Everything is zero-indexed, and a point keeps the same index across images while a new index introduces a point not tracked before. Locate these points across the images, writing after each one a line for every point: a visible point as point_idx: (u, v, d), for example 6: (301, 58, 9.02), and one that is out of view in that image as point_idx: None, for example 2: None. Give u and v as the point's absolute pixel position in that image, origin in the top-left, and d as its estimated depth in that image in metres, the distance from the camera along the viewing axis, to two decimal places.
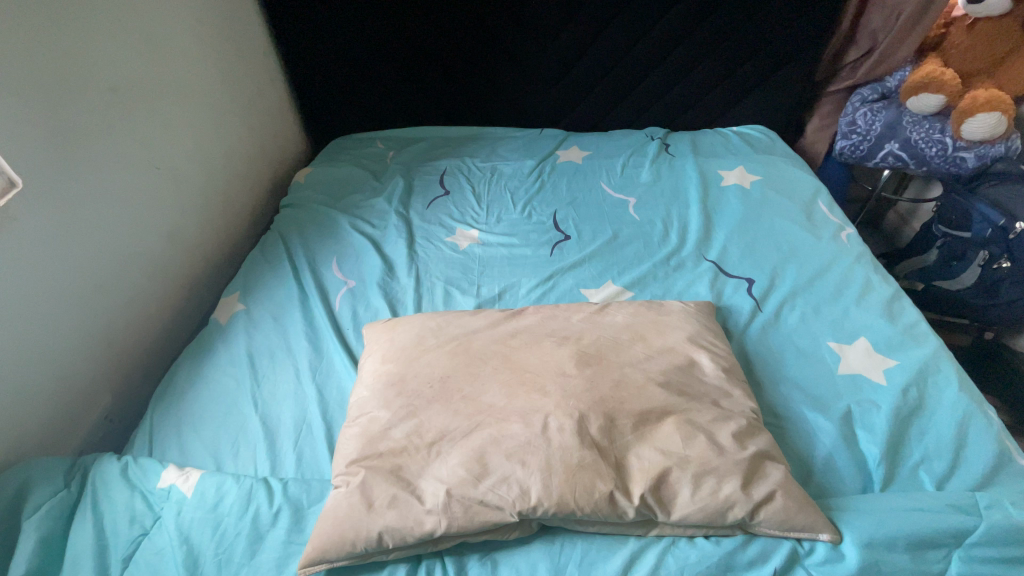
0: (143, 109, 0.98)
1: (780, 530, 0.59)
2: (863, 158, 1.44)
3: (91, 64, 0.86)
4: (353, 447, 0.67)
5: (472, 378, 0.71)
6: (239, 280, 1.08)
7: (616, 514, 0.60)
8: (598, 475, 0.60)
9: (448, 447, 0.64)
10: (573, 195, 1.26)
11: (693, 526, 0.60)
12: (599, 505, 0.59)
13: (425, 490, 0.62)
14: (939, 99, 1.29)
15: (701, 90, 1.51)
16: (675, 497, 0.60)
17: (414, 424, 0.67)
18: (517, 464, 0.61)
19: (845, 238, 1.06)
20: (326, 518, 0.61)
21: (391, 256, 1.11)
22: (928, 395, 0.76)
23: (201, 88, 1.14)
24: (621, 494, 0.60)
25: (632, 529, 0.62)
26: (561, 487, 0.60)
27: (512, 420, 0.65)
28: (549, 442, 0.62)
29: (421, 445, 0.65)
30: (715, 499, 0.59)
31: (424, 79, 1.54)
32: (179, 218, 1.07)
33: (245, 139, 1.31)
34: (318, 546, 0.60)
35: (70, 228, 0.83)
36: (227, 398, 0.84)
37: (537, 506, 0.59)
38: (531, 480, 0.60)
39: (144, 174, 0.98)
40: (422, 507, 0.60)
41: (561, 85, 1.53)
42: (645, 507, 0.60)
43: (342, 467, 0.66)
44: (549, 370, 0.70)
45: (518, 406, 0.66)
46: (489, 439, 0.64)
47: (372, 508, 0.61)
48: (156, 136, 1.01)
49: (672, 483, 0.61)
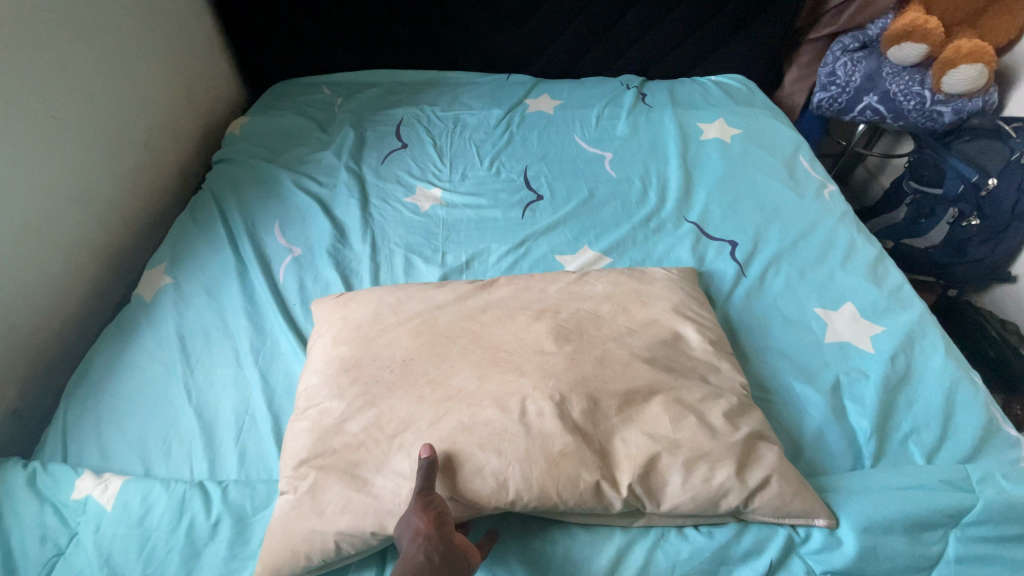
0: (31, 45, 0.80)
1: (778, 516, 0.56)
2: (839, 112, 1.41)
3: None
4: (304, 444, 0.59)
5: (440, 359, 0.62)
6: (167, 247, 0.94)
7: (600, 506, 0.54)
8: (583, 463, 0.54)
9: (411, 439, 0.56)
10: (544, 149, 1.16)
11: (679, 513, 0.56)
12: (584, 497, 0.54)
13: (381, 486, 0.54)
14: (921, 50, 1.25)
15: (679, 34, 1.39)
16: (665, 486, 0.55)
17: (372, 416, 0.59)
18: (492, 454, 0.55)
19: (827, 195, 1.02)
20: (276, 534, 0.54)
21: (343, 219, 0.99)
22: (914, 364, 0.73)
23: (106, 20, 0.95)
24: (608, 484, 0.54)
25: (618, 521, 0.57)
26: (542, 480, 0.54)
27: (486, 408, 0.57)
28: (529, 428, 0.56)
29: (379, 440, 0.57)
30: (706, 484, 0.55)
31: (374, 15, 1.36)
32: (89, 177, 0.92)
33: (167, 81, 1.13)
34: (268, 565, 0.53)
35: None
36: (155, 388, 0.73)
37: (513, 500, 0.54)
38: (508, 468, 0.54)
39: (39, 124, 0.82)
40: (385, 508, 0.53)
41: (529, 26, 1.39)
42: (634, 499, 0.55)
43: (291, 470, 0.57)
44: (526, 349, 0.63)
45: (492, 389, 0.59)
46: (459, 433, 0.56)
47: (328, 515, 0.54)
48: (50, 78, 0.84)
49: (661, 471, 0.56)
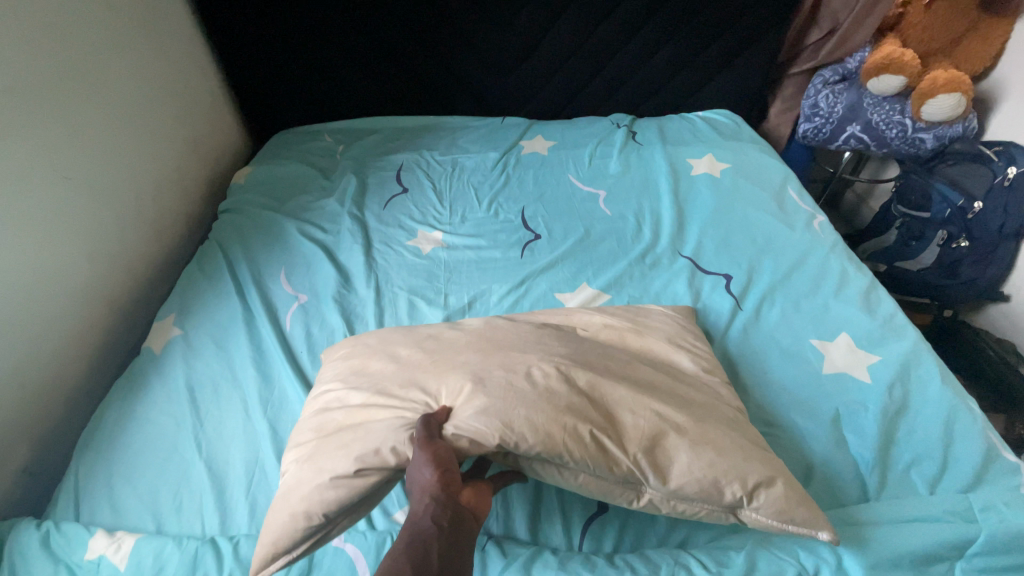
0: (47, 113, 0.85)
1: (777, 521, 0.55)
2: (824, 141, 1.46)
3: None
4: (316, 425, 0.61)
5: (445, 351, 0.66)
6: (176, 299, 0.97)
7: (606, 465, 0.54)
8: (588, 421, 0.55)
9: (415, 393, 0.60)
10: (540, 189, 1.19)
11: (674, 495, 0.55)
12: (589, 451, 0.54)
13: (383, 429, 0.56)
14: (900, 81, 1.30)
15: (665, 75, 1.45)
16: (671, 464, 0.55)
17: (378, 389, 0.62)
18: (494, 397, 0.56)
19: (817, 226, 1.04)
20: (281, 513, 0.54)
21: (347, 265, 1.02)
22: (910, 393, 0.75)
23: (117, 83, 1.00)
24: (613, 445, 0.55)
25: (620, 489, 0.56)
26: (547, 426, 0.54)
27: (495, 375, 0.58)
28: (534, 385, 0.58)
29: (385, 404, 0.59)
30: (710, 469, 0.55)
31: (373, 66, 1.42)
32: (100, 233, 0.95)
33: (175, 136, 1.17)
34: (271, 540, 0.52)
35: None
36: (165, 442, 0.74)
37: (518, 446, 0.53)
38: (513, 412, 0.54)
39: (53, 186, 0.85)
40: (387, 445, 0.54)
41: (521, 72, 1.45)
42: (637, 467, 0.55)
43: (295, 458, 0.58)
44: (526, 340, 0.66)
45: (495, 360, 0.62)
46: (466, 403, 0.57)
47: (326, 465, 0.55)
48: (65, 141, 0.88)
49: (666, 452, 0.56)
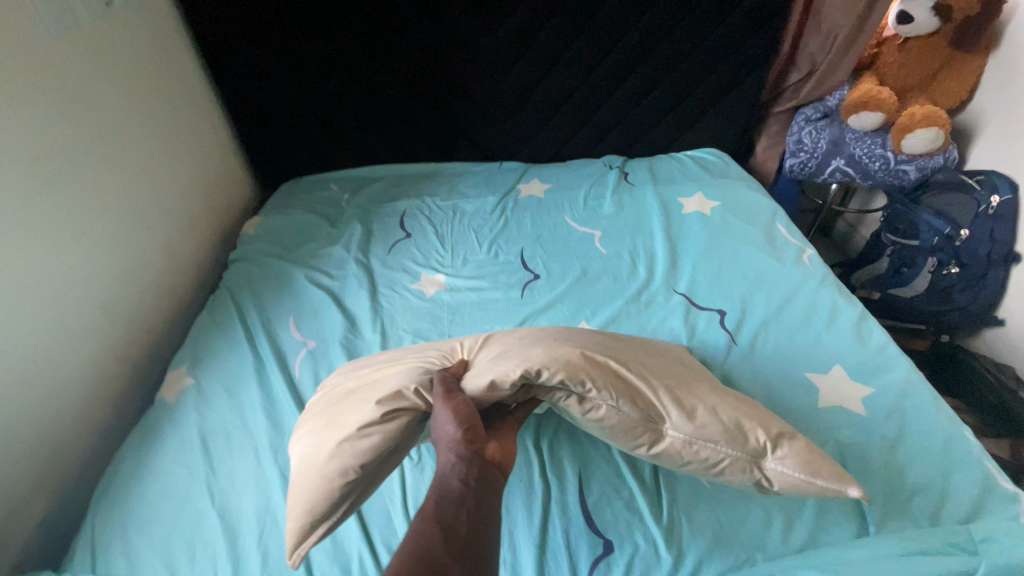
0: (67, 176, 0.91)
1: (799, 477, 0.61)
2: (811, 175, 1.51)
3: (10, 133, 0.80)
4: (330, 403, 0.71)
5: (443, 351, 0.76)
6: (188, 349, 1.00)
7: (631, 395, 0.64)
8: (617, 361, 0.66)
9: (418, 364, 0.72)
10: (537, 230, 1.24)
11: (694, 438, 0.63)
12: (615, 382, 0.64)
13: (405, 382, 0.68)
14: (878, 117, 1.36)
15: (653, 118, 1.51)
16: (695, 408, 0.64)
17: (386, 369, 0.74)
18: (508, 347, 0.69)
19: (807, 260, 1.08)
20: (317, 480, 0.61)
21: (354, 310, 1.06)
22: (906, 423, 0.76)
23: (134, 145, 1.07)
24: (637, 380, 0.65)
25: (646, 421, 0.64)
26: (569, 355, 0.64)
27: (507, 346, 0.70)
28: (543, 336, 0.70)
29: (391, 377, 0.70)
30: (724, 419, 0.63)
31: (374, 119, 1.49)
32: (116, 287, 0.99)
33: (188, 190, 1.23)
34: (307, 503, 0.60)
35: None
36: (179, 491, 0.76)
37: (557, 379, 0.62)
38: (530, 350, 0.66)
39: (72, 245, 0.91)
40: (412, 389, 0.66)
41: (515, 119, 1.51)
42: (657, 401, 0.64)
43: (320, 427, 0.67)
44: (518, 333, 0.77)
45: (496, 341, 0.74)
46: (478, 369, 0.68)
47: (345, 423, 0.65)
48: (83, 202, 0.93)
49: (686, 398, 0.65)
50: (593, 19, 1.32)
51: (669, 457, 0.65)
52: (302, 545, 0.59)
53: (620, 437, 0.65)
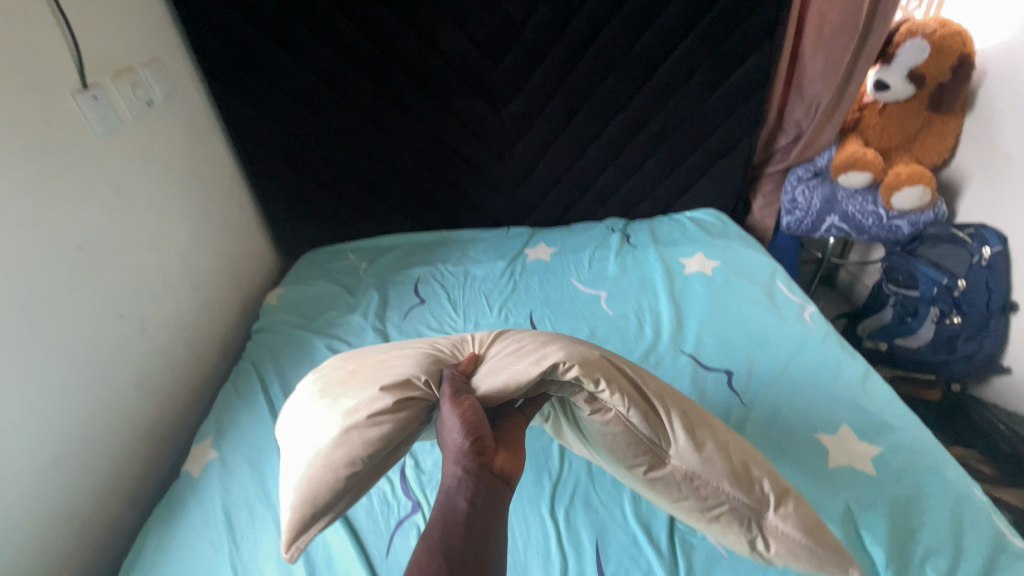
0: (106, 262, 0.98)
1: (796, 539, 0.64)
2: (808, 230, 1.56)
3: (55, 228, 0.88)
4: (330, 386, 0.74)
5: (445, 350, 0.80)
6: (213, 421, 1.03)
7: (645, 411, 0.68)
8: (637, 378, 0.71)
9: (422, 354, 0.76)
10: (546, 293, 1.29)
11: (696, 474, 0.67)
12: (632, 395, 0.68)
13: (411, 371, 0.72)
14: (866, 176, 1.43)
15: (652, 183, 1.60)
16: (705, 442, 0.68)
17: (389, 354, 0.77)
18: (520, 346, 0.73)
19: (808, 317, 1.12)
20: (323, 472, 0.64)
21: None
22: (922, 484, 0.77)
23: (169, 229, 1.16)
24: (655, 398, 0.70)
25: (652, 438, 0.68)
26: (584, 353, 0.69)
27: (519, 343, 0.74)
28: (556, 335, 0.74)
29: (397, 365, 0.74)
30: (731, 458, 0.68)
31: (389, 193, 1.58)
32: (147, 363, 1.05)
33: (216, 266, 1.31)
34: (309, 496, 0.63)
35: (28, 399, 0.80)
36: (203, 567, 0.78)
37: (570, 375, 0.67)
38: (543, 348, 0.70)
39: (109, 325, 0.97)
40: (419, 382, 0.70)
41: (522, 189, 1.60)
42: (669, 425, 0.69)
43: (324, 406, 0.70)
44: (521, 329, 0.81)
45: (501, 339, 0.78)
46: (488, 366, 0.73)
47: (345, 411, 0.68)
48: (119, 285, 1.01)
49: (699, 429, 0.69)
50: (591, 98, 1.42)
51: (665, 482, 0.69)
52: (301, 537, 0.63)
53: (621, 451, 0.69)
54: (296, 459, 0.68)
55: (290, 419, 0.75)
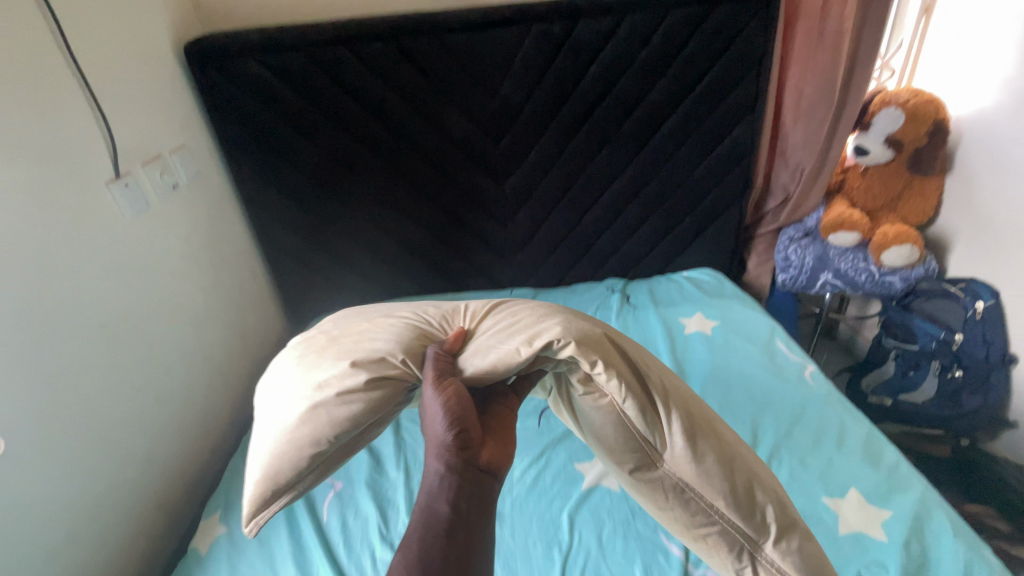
0: (130, 338, 1.04)
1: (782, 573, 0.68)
2: (804, 287, 1.60)
3: (84, 308, 0.94)
4: (306, 354, 0.76)
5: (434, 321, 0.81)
6: (222, 495, 1.03)
7: (643, 408, 0.69)
8: (637, 371, 0.71)
9: (405, 327, 0.77)
10: None
11: (688, 485, 0.70)
12: (633, 392, 0.69)
13: (392, 348, 0.72)
14: (855, 236, 1.49)
15: (650, 244, 1.66)
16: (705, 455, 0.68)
17: (372, 324, 0.78)
18: (509, 325, 0.74)
19: (809, 376, 1.14)
20: (288, 448, 0.68)
21: (379, 446, 1.11)
22: (929, 548, 0.79)
23: (188, 302, 1.22)
24: (653, 396, 0.70)
25: (647, 437, 0.70)
26: (576, 334, 0.69)
27: (509, 322, 0.74)
28: (547, 313, 0.74)
29: (376, 339, 0.75)
30: (733, 480, 0.69)
31: (398, 259, 1.64)
32: (158, 436, 1.09)
33: (228, 336, 1.36)
34: (273, 473, 0.68)
35: (33, 474, 0.82)
36: None
37: (566, 353, 0.68)
38: (533, 329, 0.71)
39: (127, 400, 1.02)
40: (396, 360, 0.71)
41: (524, 253, 1.66)
42: (667, 428, 0.69)
43: (296, 378, 0.73)
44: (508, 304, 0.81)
45: (486, 315, 0.78)
46: (477, 344, 0.74)
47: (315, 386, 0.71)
48: (139, 360, 1.05)
49: (702, 437, 0.70)
50: (587, 170, 1.51)
51: (653, 483, 0.71)
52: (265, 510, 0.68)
53: (614, 445, 0.71)
54: (267, 431, 0.71)
55: (269, 384, 0.77)
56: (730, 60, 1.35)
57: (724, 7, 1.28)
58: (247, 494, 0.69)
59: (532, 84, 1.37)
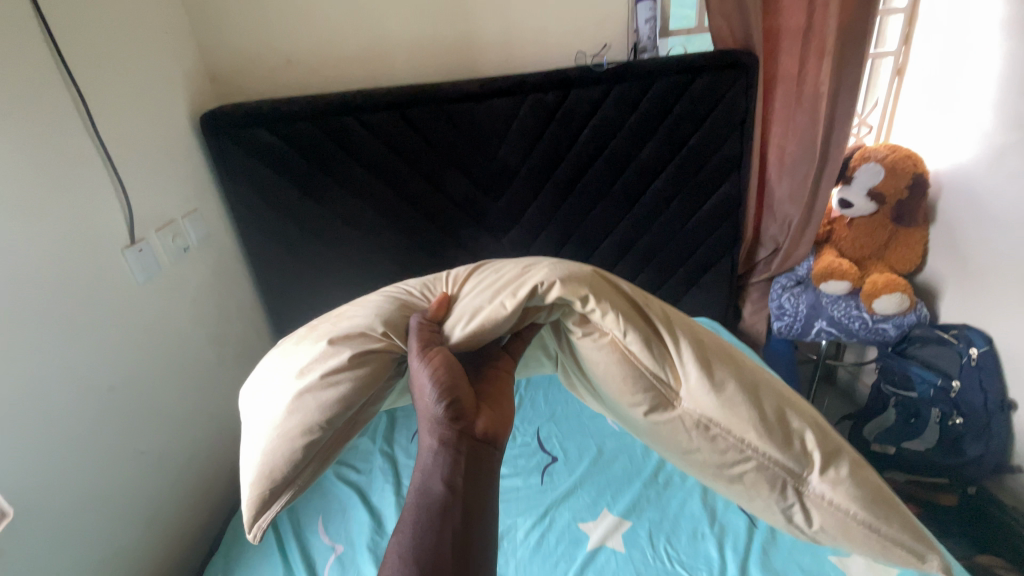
0: (133, 400, 1.07)
1: (834, 501, 0.72)
2: (799, 336, 1.64)
3: (93, 374, 0.98)
4: (286, 349, 0.79)
5: (415, 293, 0.86)
6: (220, 559, 1.02)
7: (644, 348, 0.74)
8: (627, 308, 0.76)
9: (384, 303, 0.81)
10: (552, 408, 1.32)
11: (713, 421, 0.73)
12: (626, 330, 0.74)
13: (372, 322, 0.77)
14: (845, 284, 1.53)
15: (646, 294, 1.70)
16: (723, 389, 0.73)
17: (351, 307, 0.83)
18: (487, 286, 0.79)
19: None
20: (280, 443, 0.70)
21: (380, 508, 1.11)
22: None
23: (192, 362, 1.25)
24: (648, 337, 0.75)
25: (659, 375, 0.75)
26: (553, 281, 0.74)
27: (489, 282, 0.80)
28: (522, 269, 0.79)
29: (354, 318, 0.79)
30: (760, 406, 0.73)
31: None
32: (158, 500, 1.13)
33: (230, 395, 1.40)
34: (269, 471, 0.70)
35: (12, 549, 0.81)
36: None
37: (552, 296, 0.74)
38: (512, 284, 0.76)
39: (128, 463, 1.05)
40: (376, 334, 0.76)
41: None
42: (673, 366, 0.75)
43: (279, 374, 0.76)
44: (482, 270, 0.86)
45: (461, 284, 0.84)
46: (462, 306, 0.79)
47: (300, 376, 0.74)
48: (140, 422, 1.08)
49: (714, 367, 0.74)
50: (582, 226, 1.56)
51: (679, 425, 0.75)
52: (266, 510, 0.70)
53: (627, 387, 0.76)
54: (254, 430, 0.73)
55: (253, 383, 0.79)
56: (714, 124, 1.44)
57: (708, 75, 1.37)
58: (246, 496, 0.70)
59: (528, 147, 1.44)
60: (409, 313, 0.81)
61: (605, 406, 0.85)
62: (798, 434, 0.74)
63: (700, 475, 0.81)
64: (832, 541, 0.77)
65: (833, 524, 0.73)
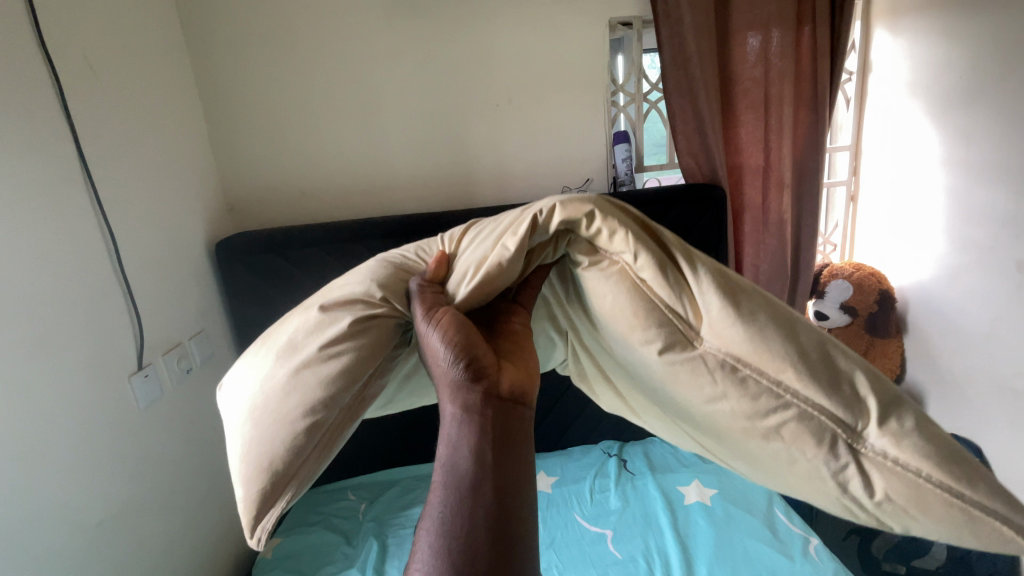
0: (120, 534, 1.04)
1: (897, 460, 0.54)
2: None
3: (86, 509, 0.96)
4: (271, 334, 0.74)
5: (410, 255, 0.84)
6: None
7: (661, 278, 0.64)
8: (637, 235, 0.67)
9: (378, 269, 0.78)
10: (551, 534, 1.29)
11: (741, 360, 0.60)
12: (639, 258, 0.65)
13: (370, 289, 0.74)
14: None
15: None
16: (754, 320, 0.61)
17: (345, 278, 0.80)
18: (487, 236, 0.74)
19: (814, 552, 1.15)
20: (279, 427, 0.65)
21: None
22: None
23: (182, 489, 1.23)
24: (663, 266, 0.65)
25: (676, 309, 0.64)
26: (555, 212, 0.68)
27: (490, 231, 0.75)
28: (520, 213, 0.74)
29: (349, 287, 0.75)
30: (797, 343, 0.60)
31: None
32: None
33: (216, 522, 1.35)
34: (270, 468, 0.64)
35: None
36: None
37: (554, 224, 0.67)
38: (513, 226, 0.70)
39: None
40: (376, 300, 0.73)
41: None
42: (693, 297, 0.64)
43: (267, 362, 0.71)
44: (476, 227, 0.83)
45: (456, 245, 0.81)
46: (464, 260, 0.74)
47: (294, 359, 0.69)
48: (123, 559, 1.04)
49: (740, 298, 0.62)
50: None
51: (702, 366, 0.62)
52: (269, 510, 0.64)
53: (640, 325, 0.65)
54: (248, 423, 0.67)
55: (236, 377, 0.73)
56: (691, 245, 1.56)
57: (682, 203, 1.52)
58: (241, 496, 0.64)
59: None
60: (406, 277, 0.78)
61: (621, 358, 0.74)
62: (845, 377, 0.59)
63: (730, 440, 0.65)
64: (904, 521, 0.56)
65: (902, 493, 0.54)
